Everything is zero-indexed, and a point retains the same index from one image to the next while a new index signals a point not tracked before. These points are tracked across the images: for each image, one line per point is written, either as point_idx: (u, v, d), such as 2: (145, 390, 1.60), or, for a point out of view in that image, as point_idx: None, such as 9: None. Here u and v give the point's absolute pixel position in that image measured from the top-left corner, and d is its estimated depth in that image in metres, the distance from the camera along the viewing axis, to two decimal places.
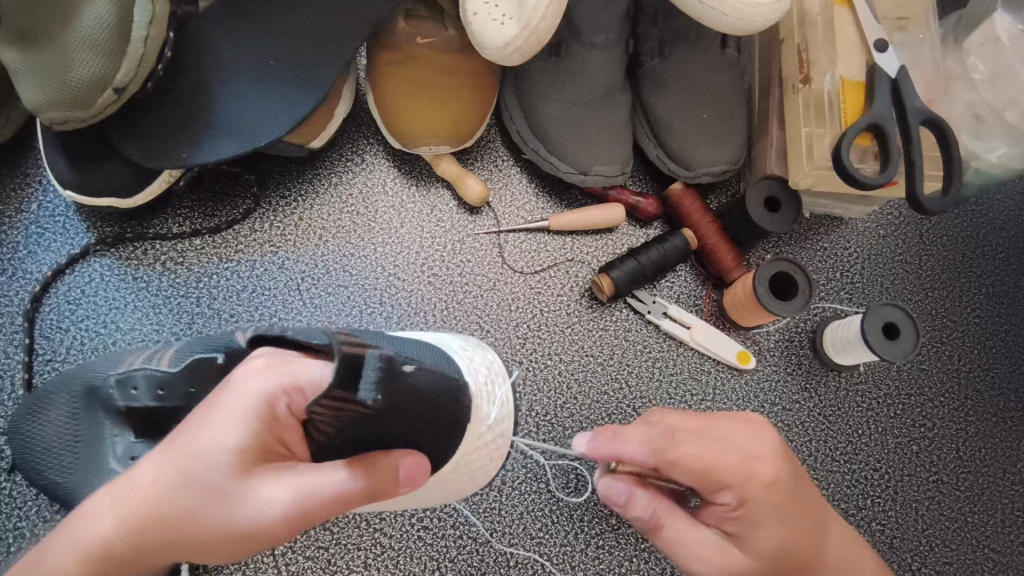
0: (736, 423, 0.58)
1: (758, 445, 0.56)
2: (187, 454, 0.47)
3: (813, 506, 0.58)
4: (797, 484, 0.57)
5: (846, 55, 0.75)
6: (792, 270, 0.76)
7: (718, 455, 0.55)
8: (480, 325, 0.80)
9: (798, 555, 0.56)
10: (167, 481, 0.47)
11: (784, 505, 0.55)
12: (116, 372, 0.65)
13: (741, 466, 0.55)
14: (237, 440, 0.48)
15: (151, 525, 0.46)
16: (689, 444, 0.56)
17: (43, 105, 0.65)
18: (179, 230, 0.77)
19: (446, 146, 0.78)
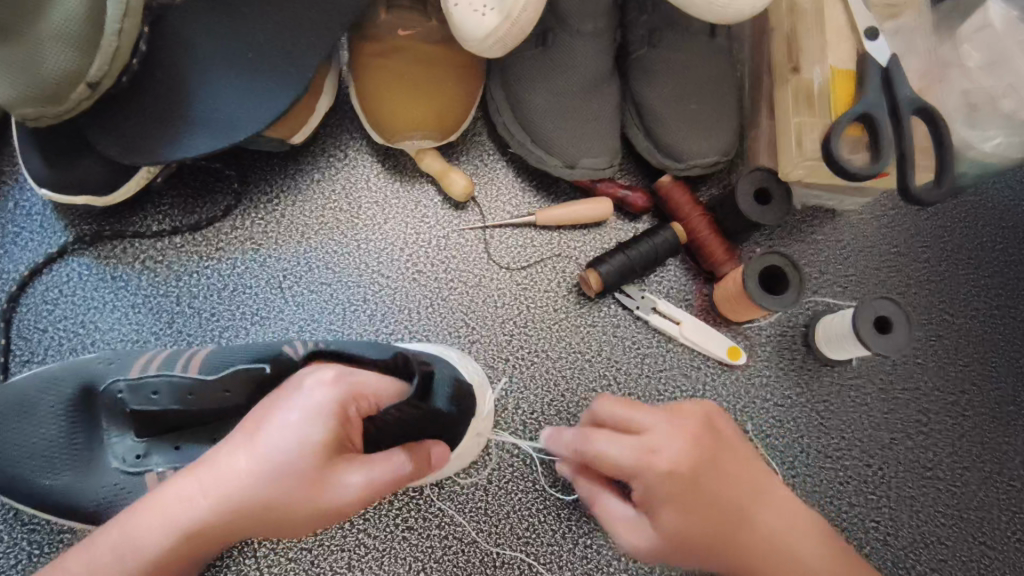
0: (655, 416, 0.61)
1: (663, 438, 0.59)
2: (273, 446, 0.50)
3: (725, 497, 0.58)
4: (703, 475, 0.58)
5: (838, 41, 0.73)
6: (783, 265, 0.75)
7: (625, 448, 0.59)
8: (466, 322, 0.79)
9: (703, 546, 0.57)
10: (261, 471, 0.50)
11: (682, 495, 0.57)
12: (126, 378, 0.64)
13: (637, 459, 0.58)
14: (321, 435, 0.51)
15: (251, 508, 0.50)
16: (602, 436, 0.60)
17: (14, 100, 0.64)
18: (158, 228, 0.76)
19: (430, 140, 0.77)
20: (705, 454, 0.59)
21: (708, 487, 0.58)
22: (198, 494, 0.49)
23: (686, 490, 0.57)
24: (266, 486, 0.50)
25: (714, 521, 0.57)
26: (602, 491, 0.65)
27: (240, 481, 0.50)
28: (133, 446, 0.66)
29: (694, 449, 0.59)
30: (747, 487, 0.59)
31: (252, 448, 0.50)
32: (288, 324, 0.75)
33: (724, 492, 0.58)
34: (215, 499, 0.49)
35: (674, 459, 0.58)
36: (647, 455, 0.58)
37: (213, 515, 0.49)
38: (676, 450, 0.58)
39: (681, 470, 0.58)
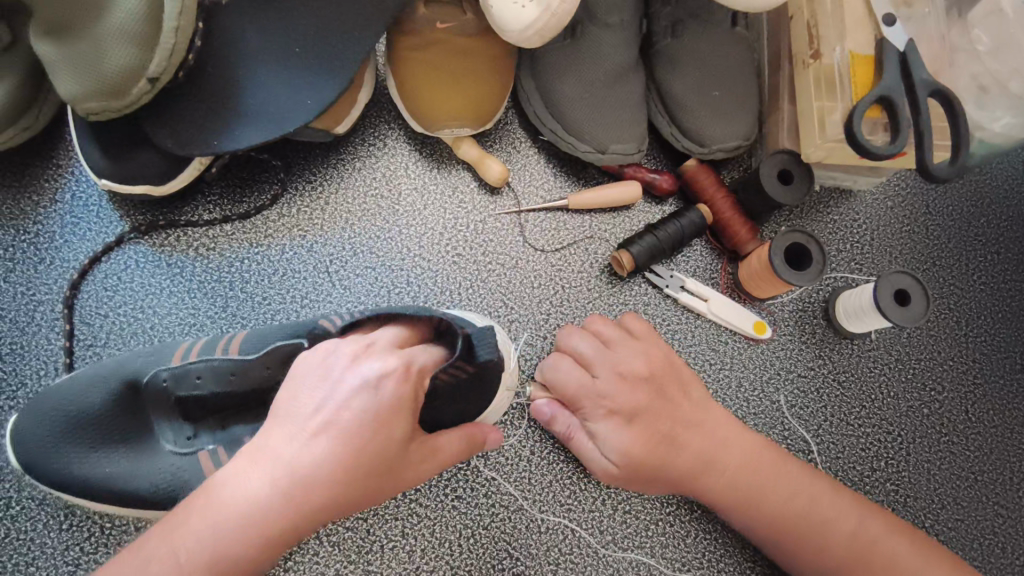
0: (614, 365, 0.73)
1: (614, 380, 0.72)
2: (356, 449, 0.54)
3: (664, 424, 0.71)
4: (649, 407, 0.71)
5: (857, 28, 0.76)
6: (806, 242, 0.79)
7: (580, 382, 0.73)
8: (504, 302, 0.82)
9: (650, 464, 0.69)
10: (344, 467, 0.54)
11: (628, 421, 0.70)
12: (166, 364, 0.67)
13: (582, 386, 0.73)
14: (403, 433, 0.56)
15: (332, 501, 0.54)
16: (561, 365, 0.74)
17: (78, 95, 0.67)
18: (210, 217, 0.79)
19: (468, 128, 0.80)
20: (653, 387, 0.72)
21: (657, 415, 0.71)
22: (289, 496, 0.53)
23: (636, 416, 0.71)
24: (349, 481, 0.54)
25: (661, 444, 0.70)
26: (575, 425, 0.74)
27: (324, 478, 0.53)
28: (182, 428, 0.69)
29: (642, 387, 0.72)
30: (689, 418, 0.72)
31: (328, 446, 0.54)
32: (336, 307, 0.79)
33: (669, 418, 0.71)
34: (296, 495, 0.53)
35: (624, 394, 0.71)
36: (598, 391, 0.72)
37: (302, 514, 0.53)
38: (621, 384, 0.72)
39: (631, 403, 0.71)
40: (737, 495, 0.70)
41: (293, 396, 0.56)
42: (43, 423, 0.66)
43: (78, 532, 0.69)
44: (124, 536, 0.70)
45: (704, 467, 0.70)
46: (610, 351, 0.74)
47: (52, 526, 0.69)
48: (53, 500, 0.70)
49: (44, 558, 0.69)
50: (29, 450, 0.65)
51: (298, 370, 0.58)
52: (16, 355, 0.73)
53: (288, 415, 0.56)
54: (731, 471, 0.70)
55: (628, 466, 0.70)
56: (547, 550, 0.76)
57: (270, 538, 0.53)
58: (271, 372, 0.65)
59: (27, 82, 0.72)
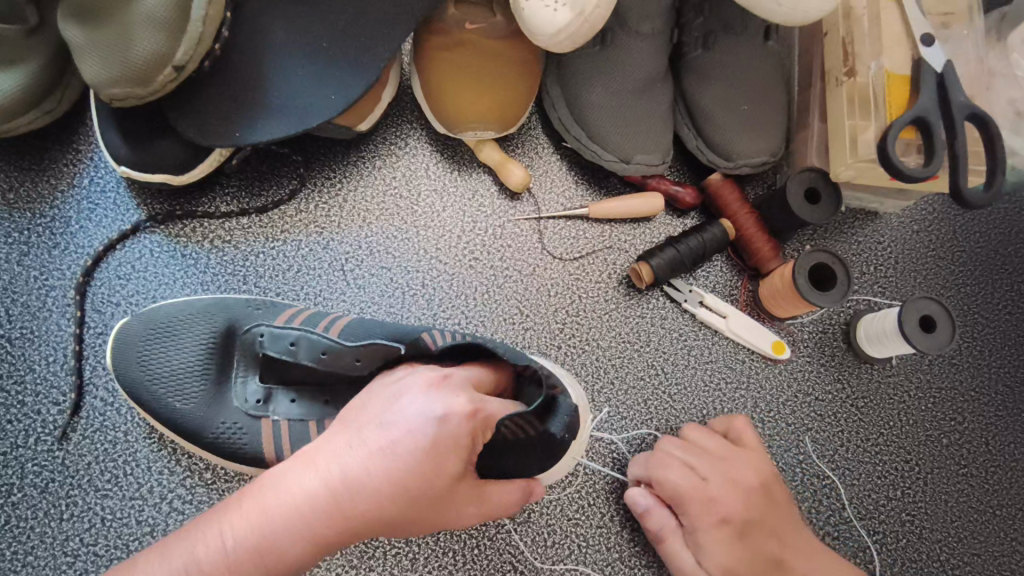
0: (719, 471, 0.71)
1: (721, 486, 0.70)
2: (407, 476, 0.51)
3: (769, 545, 0.68)
4: (755, 522, 0.69)
5: (894, 46, 0.75)
6: (831, 262, 0.77)
7: (685, 483, 0.70)
8: (520, 309, 0.81)
9: None
10: (393, 490, 0.50)
11: (732, 536, 0.68)
12: (270, 324, 0.69)
13: (692, 492, 0.70)
14: (454, 466, 0.53)
15: (377, 519, 0.51)
16: (670, 467, 0.72)
17: (102, 81, 0.66)
18: (227, 209, 0.78)
19: (493, 131, 0.79)
20: (756, 500, 0.70)
21: (762, 531, 0.69)
22: (335, 504, 0.50)
23: (740, 530, 0.69)
24: (395, 503, 0.51)
25: (764, 561, 0.68)
26: (672, 528, 0.71)
27: (371, 495, 0.50)
28: (255, 391, 0.68)
29: (748, 495, 0.70)
30: (789, 539, 0.69)
31: (377, 462, 0.51)
32: (349, 307, 0.78)
33: (775, 539, 0.69)
34: (344, 501, 0.50)
35: (735, 506, 0.69)
36: (709, 499, 0.70)
37: (346, 525, 0.50)
38: (733, 495, 0.70)
39: (735, 515, 0.69)
40: None
41: (363, 407, 0.55)
42: (143, 342, 0.69)
43: (79, 522, 0.68)
44: (124, 529, 0.69)
45: None
46: (719, 458, 0.72)
47: (52, 515, 0.68)
48: (55, 488, 0.69)
49: (42, 548, 0.67)
50: (125, 355, 0.68)
51: (368, 393, 0.58)
52: (25, 340, 0.72)
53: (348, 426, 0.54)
54: None
55: None
56: (552, 564, 0.74)
57: (310, 541, 0.50)
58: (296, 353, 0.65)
59: (50, 65, 0.71)
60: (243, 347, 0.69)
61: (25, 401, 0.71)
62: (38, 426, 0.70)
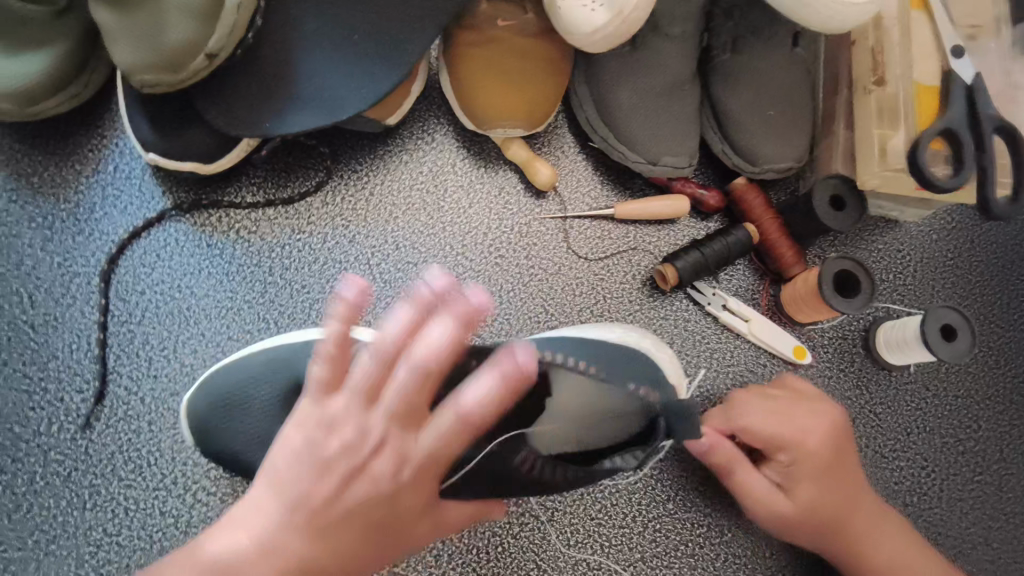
0: (808, 415, 0.71)
1: (813, 428, 0.71)
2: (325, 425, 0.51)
3: (849, 479, 0.70)
4: (841, 459, 0.71)
5: (925, 57, 0.76)
6: (855, 269, 0.77)
7: (778, 426, 0.70)
8: (545, 308, 0.81)
9: (831, 519, 0.69)
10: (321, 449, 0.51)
11: (822, 471, 0.69)
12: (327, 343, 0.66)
13: (783, 432, 0.70)
14: (385, 409, 0.51)
15: (312, 480, 0.51)
16: (754, 410, 0.72)
17: (136, 68, 0.65)
18: (253, 200, 0.77)
19: (521, 129, 0.79)
20: (840, 442, 0.71)
21: (845, 468, 0.70)
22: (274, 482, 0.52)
23: (828, 467, 0.70)
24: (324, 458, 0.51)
25: (840, 495, 0.69)
26: (742, 463, 0.71)
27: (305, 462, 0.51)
28: None
29: (834, 439, 0.71)
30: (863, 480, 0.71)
31: (314, 502, 0.51)
32: (375, 301, 0.78)
33: (854, 477, 0.71)
34: (283, 478, 0.52)
35: (818, 439, 0.70)
36: (803, 437, 0.70)
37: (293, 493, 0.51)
38: (820, 431, 0.71)
39: (826, 455, 0.70)
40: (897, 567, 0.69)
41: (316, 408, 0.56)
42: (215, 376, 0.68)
43: (102, 511, 0.68)
44: (148, 520, 0.68)
45: (873, 534, 0.70)
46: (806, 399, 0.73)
47: (74, 505, 0.68)
48: (77, 477, 0.68)
49: (65, 537, 0.67)
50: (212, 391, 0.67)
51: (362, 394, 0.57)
52: (48, 327, 0.72)
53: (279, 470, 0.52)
54: (896, 537, 0.70)
55: (810, 516, 0.69)
56: (575, 563, 0.74)
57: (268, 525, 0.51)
58: None
59: (79, 49, 0.71)
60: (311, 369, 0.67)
61: (48, 388, 0.70)
62: (61, 413, 0.70)
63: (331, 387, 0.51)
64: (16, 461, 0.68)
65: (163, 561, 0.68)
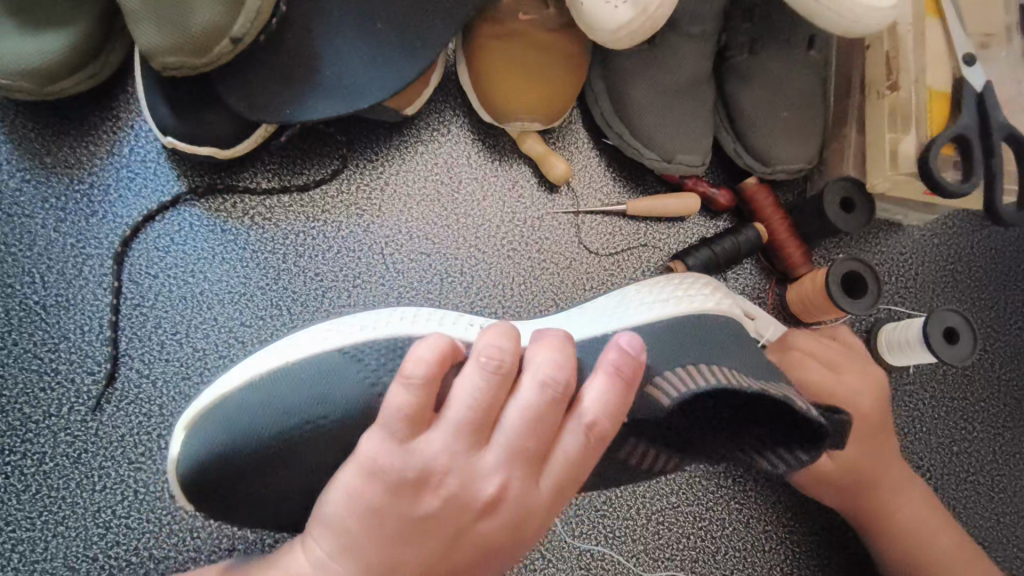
0: (857, 374, 0.75)
1: (864, 387, 0.75)
2: (465, 415, 0.52)
3: (888, 441, 0.74)
4: (883, 421, 0.75)
5: (939, 65, 0.77)
6: (863, 271, 0.79)
7: (835, 382, 0.74)
8: (555, 301, 0.82)
9: (870, 476, 0.73)
10: (463, 432, 0.51)
11: (867, 428, 0.73)
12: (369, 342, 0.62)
13: (835, 387, 0.74)
14: (522, 405, 0.53)
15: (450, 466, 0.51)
16: (809, 364, 0.75)
17: (160, 48, 0.64)
18: (268, 186, 0.77)
19: (538, 124, 0.80)
20: (886, 404, 0.75)
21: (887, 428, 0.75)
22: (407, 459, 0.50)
23: (872, 426, 0.74)
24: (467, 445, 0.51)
25: (881, 450, 0.73)
26: None
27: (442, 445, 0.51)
28: None
29: (880, 400, 0.75)
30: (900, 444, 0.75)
31: (437, 494, 0.50)
32: (387, 291, 0.78)
33: (890, 439, 0.75)
34: (420, 454, 0.50)
35: (869, 398, 0.74)
36: (854, 394, 0.74)
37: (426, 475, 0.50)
38: (869, 392, 0.75)
39: (873, 415, 0.74)
40: (918, 529, 0.73)
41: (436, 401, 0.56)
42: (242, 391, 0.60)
43: (112, 494, 0.68)
44: (157, 503, 0.68)
45: (904, 496, 0.73)
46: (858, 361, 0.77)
47: (84, 487, 0.68)
48: (88, 459, 0.68)
49: (73, 519, 0.67)
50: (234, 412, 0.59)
51: None
52: (60, 308, 0.71)
53: (343, 513, 0.49)
54: (922, 501, 0.74)
55: (852, 472, 0.72)
56: (579, 554, 0.75)
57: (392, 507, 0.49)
58: None
59: (98, 29, 0.70)
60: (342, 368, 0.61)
61: (59, 369, 0.70)
62: (72, 396, 0.69)
63: (415, 425, 0.51)
64: (25, 442, 0.68)
65: (173, 544, 0.68)
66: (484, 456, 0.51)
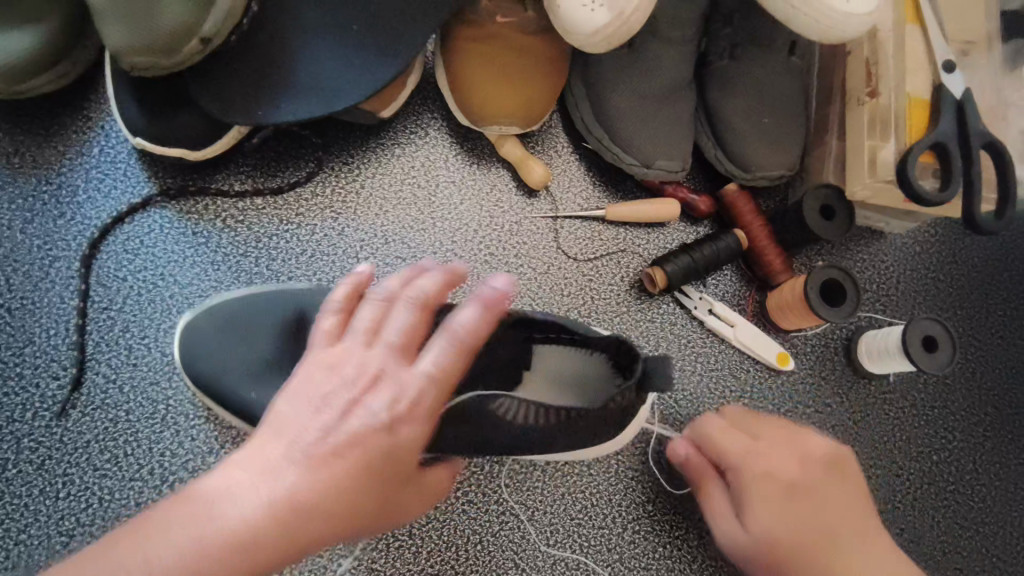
0: (779, 440, 0.67)
1: (783, 452, 0.66)
2: (353, 332, 0.52)
3: (829, 514, 0.62)
4: (823, 486, 0.64)
5: (917, 71, 0.76)
6: (843, 279, 0.78)
7: (741, 444, 0.67)
8: (533, 307, 0.81)
9: (800, 552, 0.60)
10: (347, 342, 0.51)
11: (776, 494, 0.63)
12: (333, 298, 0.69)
13: (745, 450, 0.66)
14: (404, 321, 0.52)
15: (329, 376, 0.50)
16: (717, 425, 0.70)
17: (127, 48, 0.63)
18: (241, 188, 0.76)
19: (516, 127, 0.79)
20: (813, 473, 0.65)
21: (811, 498, 0.63)
22: (305, 384, 0.50)
23: (790, 493, 0.63)
24: (347, 355, 0.51)
25: (805, 526, 0.61)
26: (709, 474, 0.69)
27: (331, 358, 0.51)
28: None
29: (809, 468, 0.65)
30: (845, 519, 0.62)
31: (335, 418, 0.48)
32: None
33: (820, 506, 0.63)
34: (304, 373, 0.50)
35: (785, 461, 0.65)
36: (763, 454, 0.66)
37: (308, 394, 0.49)
38: (792, 458, 0.66)
39: (801, 484, 0.64)
40: None
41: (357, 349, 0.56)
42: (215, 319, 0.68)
43: (75, 502, 0.66)
44: (121, 511, 0.67)
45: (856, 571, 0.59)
46: (790, 428, 0.69)
47: (47, 494, 0.66)
48: (52, 465, 0.67)
49: (35, 527, 0.65)
50: (187, 348, 0.68)
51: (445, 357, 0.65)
52: (25, 311, 0.70)
53: (278, 420, 0.48)
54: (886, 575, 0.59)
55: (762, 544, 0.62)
56: (553, 563, 0.74)
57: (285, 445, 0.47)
58: None
59: (69, 28, 0.69)
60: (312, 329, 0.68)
61: (23, 373, 0.68)
62: (36, 400, 0.68)
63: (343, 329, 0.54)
64: None
65: None
66: (370, 347, 0.51)
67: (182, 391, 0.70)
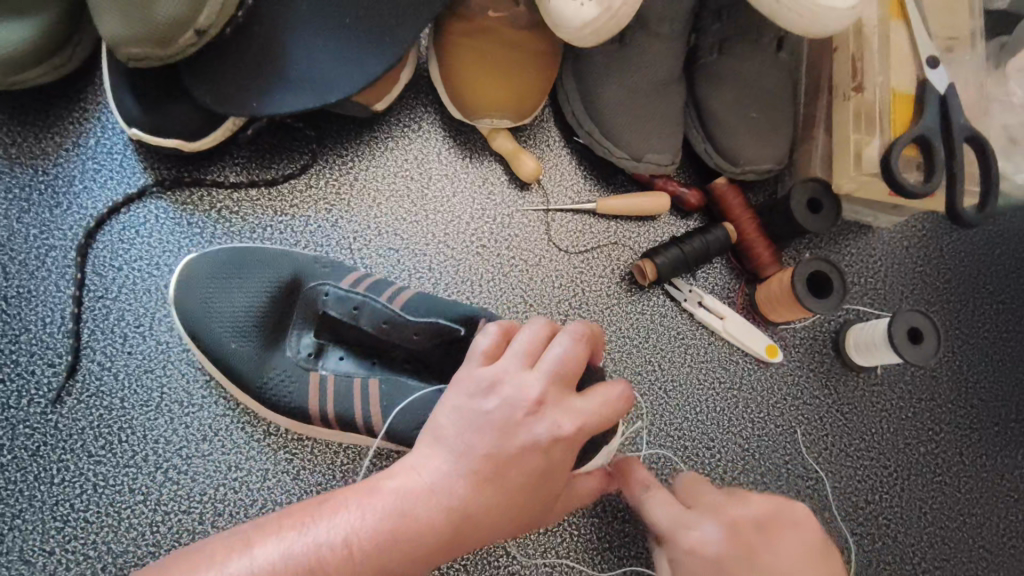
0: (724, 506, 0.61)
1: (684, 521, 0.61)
2: (532, 374, 0.56)
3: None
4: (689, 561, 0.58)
5: (901, 66, 0.78)
6: (829, 271, 0.79)
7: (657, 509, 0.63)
8: (524, 299, 0.82)
9: None
10: (532, 387, 0.55)
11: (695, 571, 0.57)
12: (337, 283, 0.71)
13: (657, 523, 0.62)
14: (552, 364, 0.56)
15: (535, 422, 0.55)
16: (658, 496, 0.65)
17: (122, 38, 0.64)
18: (236, 180, 0.77)
19: (507, 120, 0.80)
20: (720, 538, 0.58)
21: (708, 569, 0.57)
22: (466, 409, 0.55)
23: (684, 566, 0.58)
24: (547, 402, 0.55)
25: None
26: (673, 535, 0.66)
27: (494, 394, 0.55)
28: (309, 344, 0.71)
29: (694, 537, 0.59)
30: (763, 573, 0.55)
31: (479, 451, 0.53)
32: None
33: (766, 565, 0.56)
34: (508, 412, 0.54)
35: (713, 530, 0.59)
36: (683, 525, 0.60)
37: (497, 434, 0.54)
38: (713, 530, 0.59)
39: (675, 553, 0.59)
40: None
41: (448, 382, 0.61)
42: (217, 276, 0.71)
43: (70, 488, 0.67)
44: (116, 497, 0.67)
45: None
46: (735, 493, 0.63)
47: (42, 479, 0.67)
48: (47, 451, 0.68)
49: (30, 512, 0.66)
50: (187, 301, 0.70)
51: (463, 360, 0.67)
52: (22, 300, 0.71)
53: (437, 430, 0.55)
54: None
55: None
56: (543, 552, 0.75)
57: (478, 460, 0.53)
58: (411, 333, 0.68)
59: (65, 20, 0.70)
60: (311, 301, 0.71)
61: (19, 360, 0.69)
62: (32, 387, 0.69)
63: (493, 362, 0.58)
64: None
65: (131, 539, 0.67)
66: (532, 374, 0.56)
67: (176, 379, 0.71)
